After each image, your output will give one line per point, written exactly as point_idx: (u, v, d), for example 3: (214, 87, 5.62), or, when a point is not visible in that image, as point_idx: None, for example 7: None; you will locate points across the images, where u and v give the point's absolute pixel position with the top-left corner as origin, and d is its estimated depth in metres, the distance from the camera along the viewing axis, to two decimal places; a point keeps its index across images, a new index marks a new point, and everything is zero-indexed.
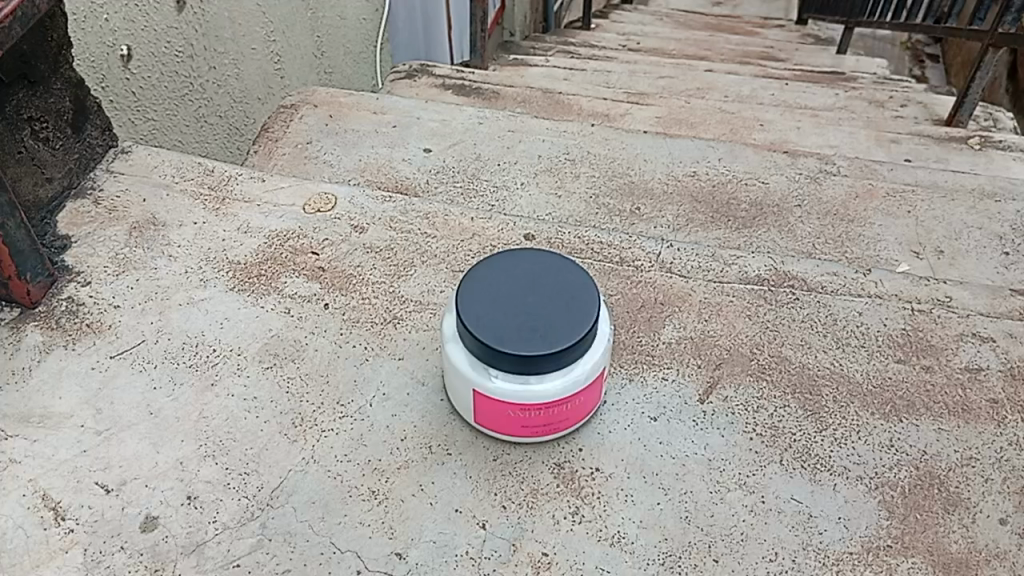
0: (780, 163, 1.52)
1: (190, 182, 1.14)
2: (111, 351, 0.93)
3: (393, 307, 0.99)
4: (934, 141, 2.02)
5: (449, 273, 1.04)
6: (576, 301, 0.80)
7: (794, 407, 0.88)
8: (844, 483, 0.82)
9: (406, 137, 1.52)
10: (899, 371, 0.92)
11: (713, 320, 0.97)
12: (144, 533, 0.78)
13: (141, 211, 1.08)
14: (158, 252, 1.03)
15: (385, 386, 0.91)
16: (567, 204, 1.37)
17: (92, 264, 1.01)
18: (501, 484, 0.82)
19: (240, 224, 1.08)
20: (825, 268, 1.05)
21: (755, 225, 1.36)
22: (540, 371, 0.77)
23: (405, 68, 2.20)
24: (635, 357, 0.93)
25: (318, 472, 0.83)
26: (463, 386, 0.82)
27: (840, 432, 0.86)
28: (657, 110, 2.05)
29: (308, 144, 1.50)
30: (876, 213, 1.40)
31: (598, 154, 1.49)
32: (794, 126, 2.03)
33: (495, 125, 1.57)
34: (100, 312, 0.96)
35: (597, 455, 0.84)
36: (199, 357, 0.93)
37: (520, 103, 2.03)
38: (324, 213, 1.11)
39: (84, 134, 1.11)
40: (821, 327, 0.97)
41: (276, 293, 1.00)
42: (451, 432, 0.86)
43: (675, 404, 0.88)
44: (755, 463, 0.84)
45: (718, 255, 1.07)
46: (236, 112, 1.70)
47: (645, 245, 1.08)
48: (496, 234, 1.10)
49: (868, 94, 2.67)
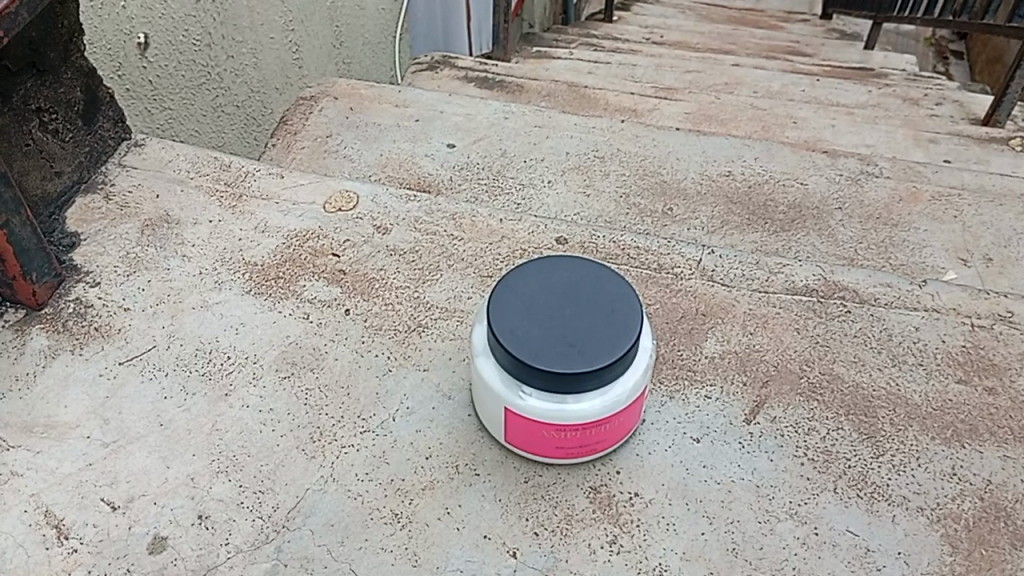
0: (819, 163, 1.44)
1: (206, 177, 1.08)
2: (120, 357, 0.88)
3: (418, 314, 0.93)
4: (974, 142, 1.94)
5: (477, 278, 0.98)
6: (616, 313, 0.74)
7: (848, 429, 0.82)
8: (903, 514, 0.76)
9: (429, 132, 1.46)
10: (960, 392, 0.86)
11: (759, 334, 0.91)
12: (151, 555, 0.73)
13: (154, 207, 1.03)
14: (171, 251, 0.98)
15: (410, 400, 0.85)
16: (596, 203, 1.31)
17: (102, 263, 0.96)
18: (534, 509, 0.77)
19: (258, 223, 1.03)
20: (878, 279, 0.98)
21: (794, 228, 1.29)
22: (578, 390, 0.71)
23: (427, 60, 2.14)
24: (676, 372, 0.87)
25: (338, 492, 0.78)
26: (493, 403, 0.77)
27: (898, 458, 0.80)
28: (686, 106, 1.98)
29: (328, 137, 1.45)
30: (921, 217, 1.33)
31: (629, 151, 1.43)
32: (829, 124, 1.96)
33: (522, 120, 1.51)
34: (109, 315, 0.91)
35: (637, 479, 0.79)
36: (214, 364, 0.87)
37: (545, 97, 1.97)
38: (345, 212, 1.05)
39: (95, 126, 1.06)
40: (875, 342, 0.91)
41: (294, 298, 0.94)
42: (479, 450, 0.81)
43: (719, 424, 0.83)
44: (807, 491, 0.78)
45: (763, 263, 1.00)
46: (253, 103, 1.65)
47: (685, 250, 1.02)
48: (527, 237, 1.04)
49: (902, 91, 2.59)
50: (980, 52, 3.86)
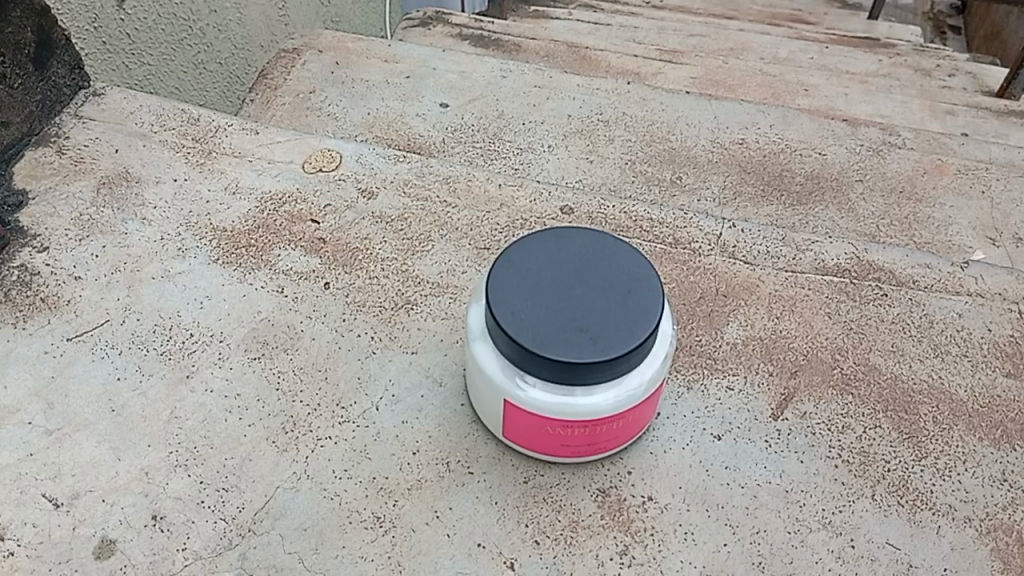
0: (840, 130, 1.33)
1: (171, 131, 0.97)
2: (68, 332, 0.78)
3: (406, 290, 0.84)
4: (992, 115, 1.84)
5: (473, 251, 0.88)
6: (634, 294, 0.64)
7: (886, 428, 0.74)
8: (950, 525, 0.68)
9: (420, 90, 1.35)
10: (1010, 388, 0.77)
11: (786, 318, 0.82)
12: (98, 561, 0.63)
13: (113, 164, 0.92)
14: (130, 214, 0.88)
15: (395, 386, 0.76)
16: (600, 170, 1.21)
17: (52, 225, 0.86)
18: (534, 514, 0.68)
19: (229, 183, 0.93)
20: (916, 259, 0.89)
21: (811, 202, 1.19)
22: (589, 382, 0.62)
23: (419, 15, 2.02)
24: (694, 360, 0.78)
25: (312, 491, 0.68)
26: (490, 393, 0.68)
27: (942, 461, 0.71)
28: (693, 70, 1.88)
29: (311, 93, 1.33)
30: (946, 192, 1.23)
31: (635, 114, 1.32)
32: (842, 92, 1.85)
33: (521, 79, 1.39)
34: (58, 285, 0.81)
35: (652, 480, 0.70)
36: (175, 343, 0.78)
37: (543, 57, 1.85)
38: (327, 173, 0.95)
39: (47, 72, 0.94)
40: (915, 330, 0.82)
41: (267, 269, 0.84)
42: (473, 446, 0.72)
43: (743, 420, 0.74)
44: (843, 498, 0.69)
45: (789, 239, 0.91)
46: (237, 59, 1.52)
47: (703, 223, 0.92)
48: (528, 205, 0.94)
49: (912, 59, 2.48)
50: (980, 25, 3.66)
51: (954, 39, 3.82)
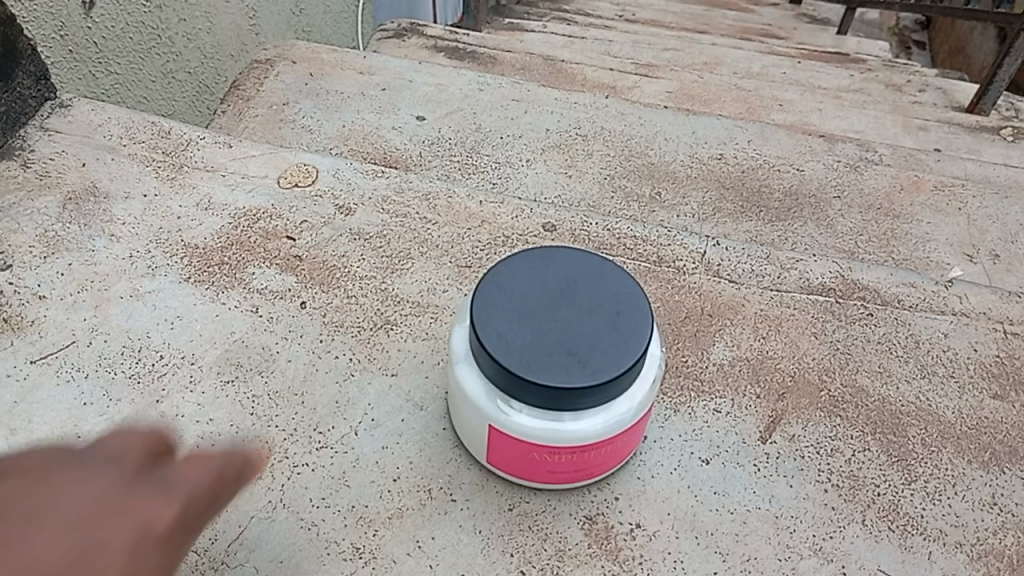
0: (817, 146, 1.33)
1: (142, 145, 0.94)
2: (32, 355, 0.74)
3: (385, 310, 0.82)
4: (964, 130, 1.85)
5: (454, 269, 0.86)
6: (622, 316, 0.63)
7: (876, 451, 0.73)
8: (941, 551, 0.66)
9: (397, 103, 1.33)
10: (997, 409, 0.77)
11: (773, 339, 0.81)
12: None
13: (80, 178, 0.89)
14: (97, 230, 0.85)
15: (375, 410, 0.73)
16: (579, 185, 1.20)
17: (15, 242, 0.82)
18: (519, 543, 0.66)
19: (201, 199, 0.90)
20: (900, 278, 0.89)
21: (790, 218, 1.18)
22: (578, 406, 0.60)
23: (394, 27, 2.00)
24: (680, 382, 0.76)
25: (288, 521, 0.66)
26: (474, 418, 0.65)
27: (932, 485, 0.71)
28: (668, 84, 1.87)
29: (284, 105, 1.31)
30: (924, 208, 1.22)
31: (614, 129, 1.30)
32: (816, 107, 1.86)
33: (498, 92, 1.38)
34: (22, 305, 0.78)
35: (639, 507, 0.68)
36: (144, 366, 0.75)
37: (519, 70, 1.84)
38: (303, 189, 0.92)
39: (12, 82, 0.91)
40: (901, 350, 0.81)
41: (241, 287, 0.82)
42: (456, 472, 0.70)
43: (731, 444, 0.72)
44: (833, 523, 0.68)
45: (774, 257, 0.90)
46: (208, 69, 1.49)
47: (687, 241, 0.91)
48: (510, 222, 0.92)
49: (883, 75, 2.49)
50: (943, 41, 3.70)
51: (919, 53, 3.86)
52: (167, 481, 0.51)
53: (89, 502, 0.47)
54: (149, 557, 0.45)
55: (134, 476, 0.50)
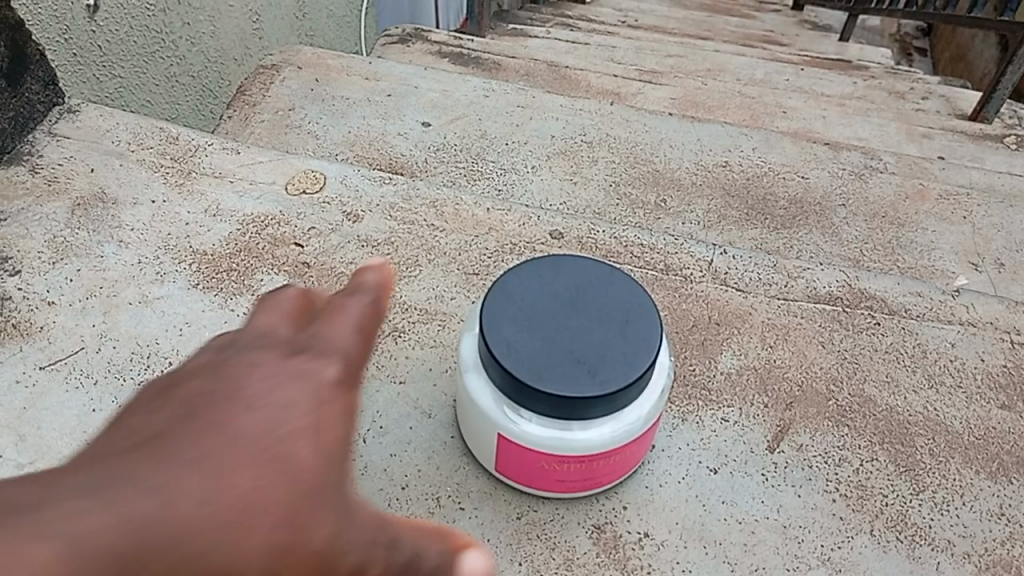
0: (822, 154, 1.33)
1: (149, 150, 0.94)
2: (41, 361, 0.74)
3: (393, 317, 0.82)
4: (968, 138, 1.85)
5: (461, 276, 0.86)
6: (631, 325, 0.63)
7: (884, 461, 0.73)
8: (949, 562, 0.66)
9: (402, 109, 1.33)
10: (1004, 419, 0.77)
11: (781, 348, 0.81)
12: None
13: (88, 183, 0.89)
14: (106, 236, 0.85)
15: (383, 418, 0.74)
16: (584, 192, 1.20)
17: (24, 248, 0.83)
18: (528, 552, 0.66)
19: (209, 205, 0.90)
20: (907, 287, 0.89)
21: (795, 225, 1.18)
22: (587, 415, 0.60)
23: (399, 32, 2.01)
24: (688, 391, 0.77)
25: None
26: (483, 426, 0.66)
27: (939, 495, 0.71)
28: (672, 90, 1.88)
29: (290, 111, 1.31)
30: (929, 216, 1.22)
31: (619, 136, 1.30)
32: (819, 114, 1.86)
33: (503, 98, 1.38)
34: (30, 311, 0.78)
35: (647, 516, 0.68)
36: (153, 372, 0.75)
37: (523, 76, 1.84)
38: (310, 195, 0.92)
39: (21, 88, 0.92)
40: (909, 360, 0.81)
41: (249, 294, 0.82)
42: (465, 480, 0.70)
43: (740, 453, 0.72)
44: (841, 533, 0.68)
45: (781, 265, 0.90)
46: (213, 74, 1.49)
47: (694, 249, 0.91)
48: (517, 229, 0.92)
49: (886, 83, 2.49)
50: (945, 48, 3.70)
51: (921, 60, 3.86)
52: (322, 332, 0.42)
53: (248, 362, 0.37)
54: (313, 454, 0.33)
55: (288, 338, 0.41)
